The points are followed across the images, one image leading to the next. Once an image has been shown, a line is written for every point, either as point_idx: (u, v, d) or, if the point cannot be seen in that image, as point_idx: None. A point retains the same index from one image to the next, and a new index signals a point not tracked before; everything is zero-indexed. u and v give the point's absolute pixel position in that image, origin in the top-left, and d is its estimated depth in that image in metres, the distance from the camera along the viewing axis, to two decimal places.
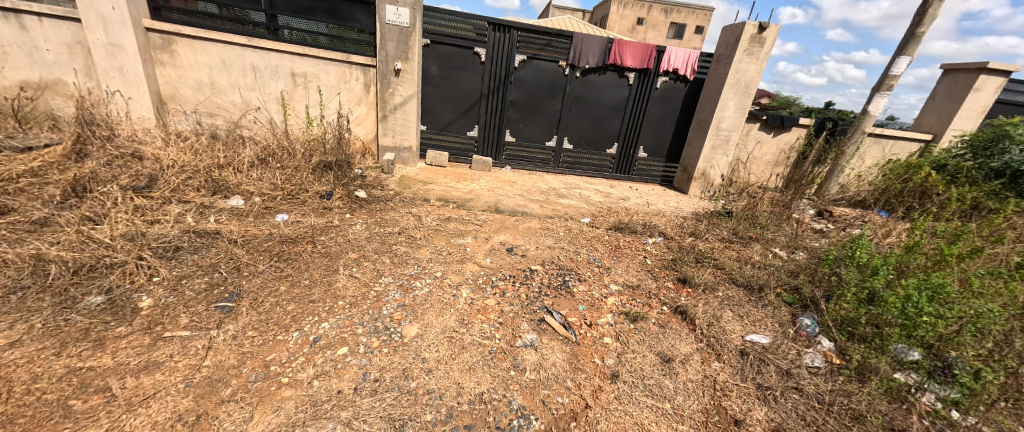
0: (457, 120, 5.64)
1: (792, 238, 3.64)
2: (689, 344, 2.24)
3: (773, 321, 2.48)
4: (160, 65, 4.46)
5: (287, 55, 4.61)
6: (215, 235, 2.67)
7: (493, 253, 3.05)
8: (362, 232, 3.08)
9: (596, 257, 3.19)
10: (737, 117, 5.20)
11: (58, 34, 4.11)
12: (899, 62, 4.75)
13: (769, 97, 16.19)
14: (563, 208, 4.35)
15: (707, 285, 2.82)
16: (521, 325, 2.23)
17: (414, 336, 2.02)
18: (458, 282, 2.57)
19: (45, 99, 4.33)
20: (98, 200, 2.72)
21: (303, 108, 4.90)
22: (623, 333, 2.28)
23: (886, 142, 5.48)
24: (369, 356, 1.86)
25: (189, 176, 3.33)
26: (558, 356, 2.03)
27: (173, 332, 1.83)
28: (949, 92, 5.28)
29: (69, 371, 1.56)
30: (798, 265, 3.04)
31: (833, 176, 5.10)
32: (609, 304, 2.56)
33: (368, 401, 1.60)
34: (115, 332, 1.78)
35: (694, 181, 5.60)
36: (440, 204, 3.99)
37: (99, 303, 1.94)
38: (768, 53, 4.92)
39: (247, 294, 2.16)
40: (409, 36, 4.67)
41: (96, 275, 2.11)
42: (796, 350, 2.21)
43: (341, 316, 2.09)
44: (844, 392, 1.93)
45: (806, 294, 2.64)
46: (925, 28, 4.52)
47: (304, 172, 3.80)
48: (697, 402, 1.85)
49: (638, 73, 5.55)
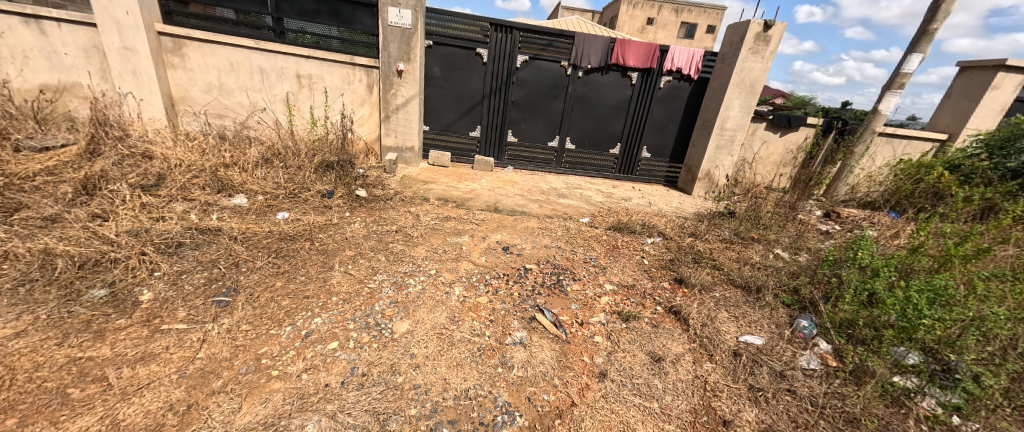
0: (460, 121, 5.67)
1: (795, 239, 3.58)
2: (681, 344, 2.22)
3: (770, 323, 2.43)
4: (171, 68, 4.59)
5: (294, 57, 4.71)
6: (217, 232, 2.74)
7: (490, 252, 3.06)
8: (360, 231, 3.12)
9: (592, 257, 3.17)
10: (742, 116, 5.12)
11: (75, 38, 4.27)
12: (911, 59, 4.62)
13: (784, 96, 15.91)
14: (563, 208, 4.33)
15: (704, 285, 2.78)
16: (512, 323, 2.24)
17: (404, 332, 2.05)
18: (451, 280, 2.58)
19: (64, 101, 4.50)
20: (108, 198, 2.82)
21: (308, 109, 5.00)
22: (614, 332, 2.27)
23: (898, 142, 5.34)
24: (358, 350, 1.89)
25: (195, 175, 3.42)
26: (547, 354, 2.03)
27: (171, 325, 1.89)
28: (965, 90, 5.12)
29: (69, 361, 1.62)
30: (799, 266, 2.98)
31: (841, 176, 4.98)
32: (602, 303, 2.55)
33: (354, 395, 1.63)
34: (115, 324, 1.85)
35: (698, 182, 5.53)
36: (439, 204, 4.02)
37: (101, 296, 2.00)
38: (774, 52, 4.83)
39: (245, 289, 2.22)
40: (410, 37, 4.72)
41: (101, 268, 2.18)
42: (791, 351, 2.17)
43: (334, 312, 2.13)
44: (838, 394, 1.89)
45: (804, 296, 2.58)
46: (937, 24, 4.39)
47: (306, 171, 3.85)
48: (686, 403, 1.83)
49: (641, 72, 5.51)
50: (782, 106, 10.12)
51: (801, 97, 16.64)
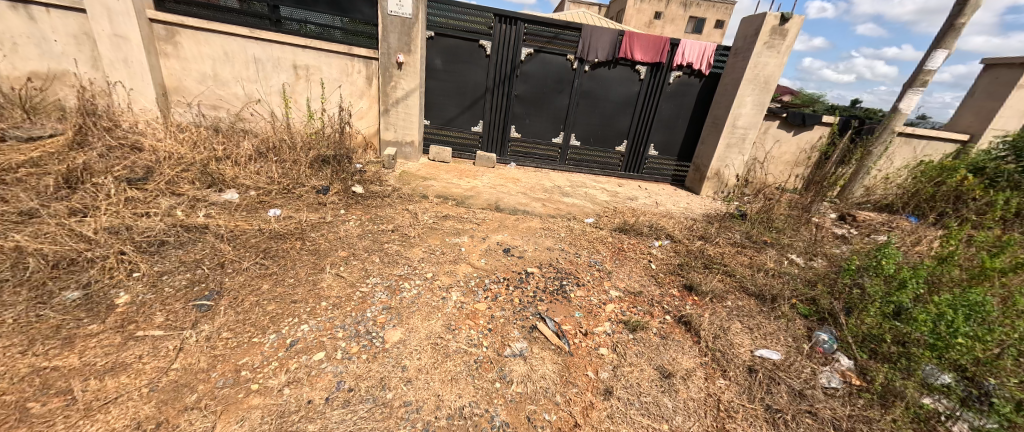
0: (462, 115, 5.50)
1: (810, 244, 3.41)
2: (692, 358, 2.07)
3: (787, 336, 2.27)
4: (164, 56, 4.45)
5: (290, 47, 4.55)
6: (203, 230, 2.61)
7: (489, 254, 2.92)
8: (355, 229, 2.98)
9: (597, 260, 3.03)
10: (755, 114, 4.93)
11: (65, 25, 4.13)
12: (935, 56, 4.41)
13: (793, 93, 15.59)
14: (566, 207, 4.18)
15: (716, 294, 2.63)
16: (511, 333, 2.10)
17: (397, 342, 1.92)
18: (449, 285, 2.44)
19: (54, 90, 4.37)
20: (90, 191, 2.68)
21: (304, 101, 4.84)
22: (621, 343, 2.13)
23: (918, 143, 5.12)
24: (346, 362, 1.75)
25: (185, 168, 3.29)
26: (548, 368, 1.89)
27: (146, 332, 1.77)
28: (990, 89, 4.89)
29: (32, 371, 1.51)
30: (816, 273, 2.83)
31: (858, 177, 4.78)
32: (608, 311, 2.40)
33: (338, 413, 1.50)
34: (86, 330, 1.72)
35: (707, 181, 5.35)
36: (439, 201, 3.88)
37: (75, 298, 1.88)
38: (791, 46, 4.62)
39: (229, 292, 2.09)
40: (411, 28, 4.54)
41: (76, 268, 2.05)
42: (811, 368, 2.01)
43: (322, 318, 2.00)
44: (863, 417, 1.75)
45: (823, 306, 2.42)
46: (965, 18, 4.17)
47: (301, 166, 3.71)
48: (698, 424, 1.69)
49: (650, 66, 5.31)
50: (791, 104, 9.88)
51: (809, 94, 16.31)
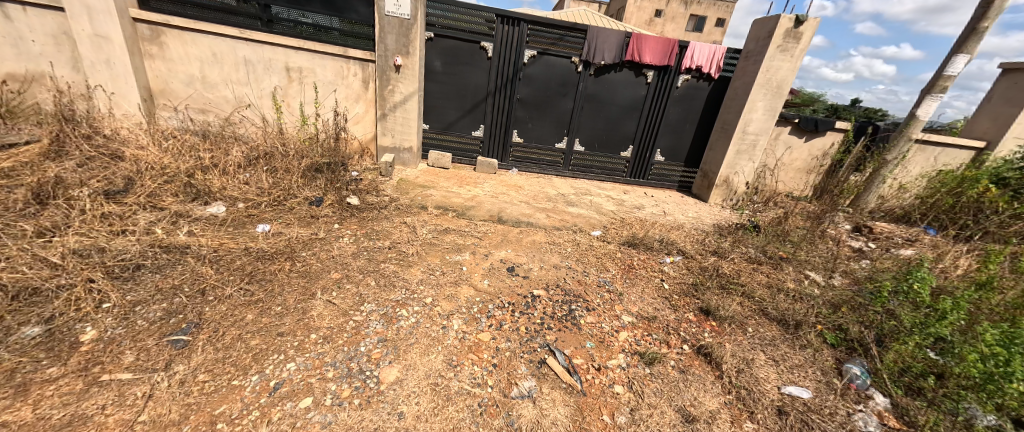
0: (462, 119, 5.30)
1: (829, 260, 3.24)
2: (715, 397, 1.90)
3: (815, 369, 2.10)
4: (149, 58, 4.24)
5: (282, 48, 4.34)
6: (184, 250, 2.42)
7: (492, 273, 2.74)
8: (349, 247, 2.80)
9: (606, 279, 2.85)
10: (766, 120, 4.75)
11: (43, 24, 3.91)
12: (955, 60, 4.22)
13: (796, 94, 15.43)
14: (571, 218, 4.00)
15: (735, 319, 2.46)
16: (518, 369, 1.93)
17: (393, 382, 1.74)
18: (449, 312, 2.26)
19: (32, 92, 4.14)
20: (62, 208, 2.48)
21: (297, 105, 4.64)
22: (637, 380, 1.96)
23: (934, 150, 4.95)
24: (336, 409, 1.57)
25: (168, 179, 3.09)
26: (560, 412, 1.72)
27: (112, 375, 1.58)
28: (1008, 94, 4.73)
29: None
30: (840, 294, 2.66)
31: (872, 186, 4.60)
32: (621, 341, 2.23)
33: None
34: (44, 375, 1.54)
35: (716, 189, 5.18)
36: (438, 212, 3.70)
37: (34, 335, 1.69)
38: (805, 50, 4.43)
39: (208, 324, 1.91)
40: (409, 29, 4.34)
41: (39, 300, 1.86)
42: (845, 409, 1.84)
43: (312, 354, 1.82)
44: None
45: (853, 335, 2.24)
46: (988, 22, 3.99)
47: (293, 175, 3.52)
48: None
49: (657, 70, 5.13)
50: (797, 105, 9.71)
51: (811, 95, 16.18)
